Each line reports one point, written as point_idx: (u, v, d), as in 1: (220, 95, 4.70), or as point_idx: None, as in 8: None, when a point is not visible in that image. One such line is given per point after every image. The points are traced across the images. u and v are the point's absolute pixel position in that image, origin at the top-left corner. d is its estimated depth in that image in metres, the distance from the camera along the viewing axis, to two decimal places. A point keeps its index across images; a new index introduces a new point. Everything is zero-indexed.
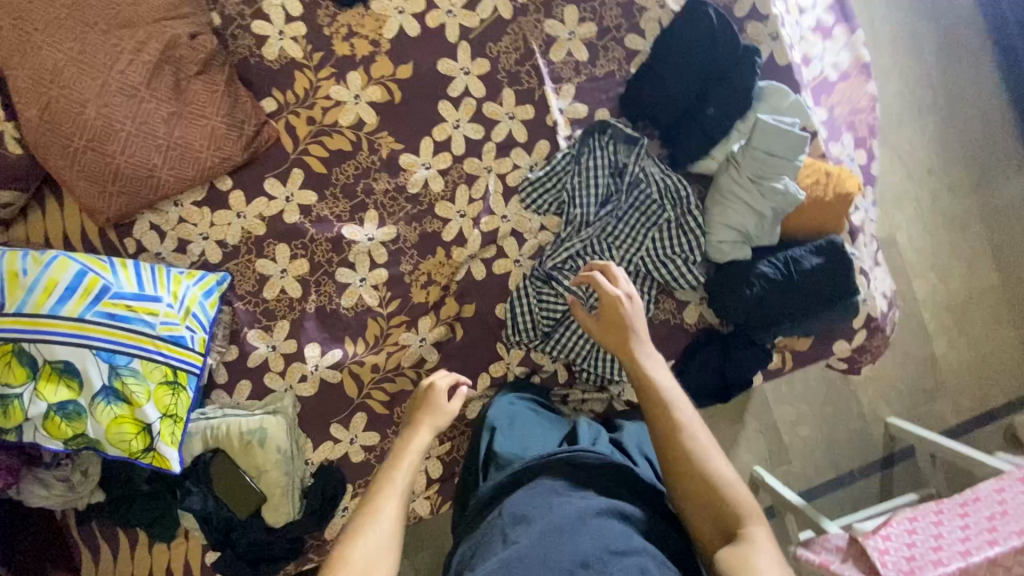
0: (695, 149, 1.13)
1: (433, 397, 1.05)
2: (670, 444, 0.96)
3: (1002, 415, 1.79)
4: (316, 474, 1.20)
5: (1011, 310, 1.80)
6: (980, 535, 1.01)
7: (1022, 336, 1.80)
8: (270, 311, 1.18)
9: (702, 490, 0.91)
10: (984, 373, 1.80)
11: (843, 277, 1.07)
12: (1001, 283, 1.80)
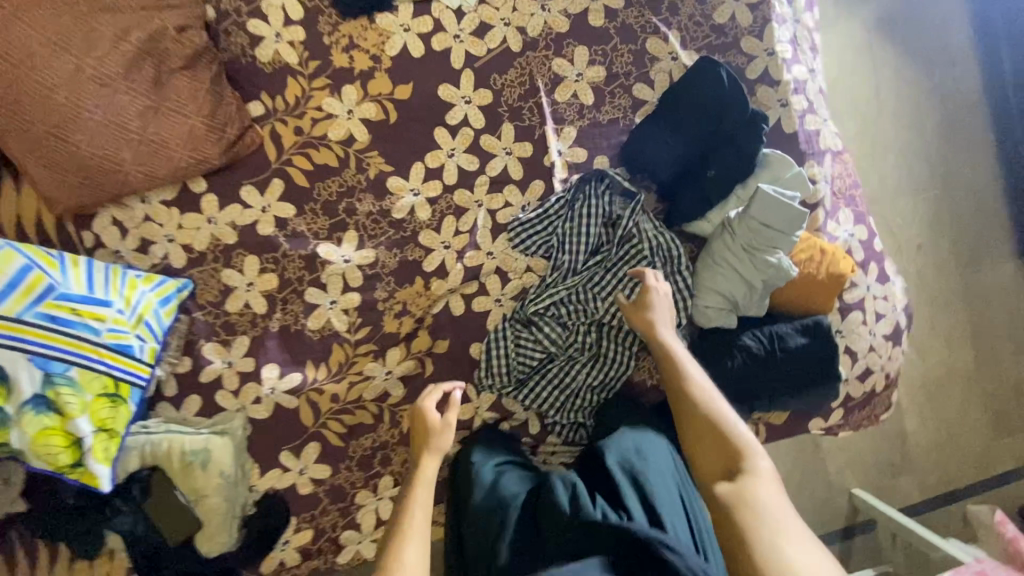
0: (692, 209, 1.10)
1: (432, 443, 1.03)
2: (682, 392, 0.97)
3: (964, 497, 1.79)
4: (260, 503, 1.12)
5: (981, 393, 1.82)
6: None
7: (989, 420, 1.82)
8: (231, 325, 1.12)
9: (711, 449, 0.92)
10: (950, 453, 1.80)
11: (825, 358, 1.04)
12: (974, 365, 1.81)
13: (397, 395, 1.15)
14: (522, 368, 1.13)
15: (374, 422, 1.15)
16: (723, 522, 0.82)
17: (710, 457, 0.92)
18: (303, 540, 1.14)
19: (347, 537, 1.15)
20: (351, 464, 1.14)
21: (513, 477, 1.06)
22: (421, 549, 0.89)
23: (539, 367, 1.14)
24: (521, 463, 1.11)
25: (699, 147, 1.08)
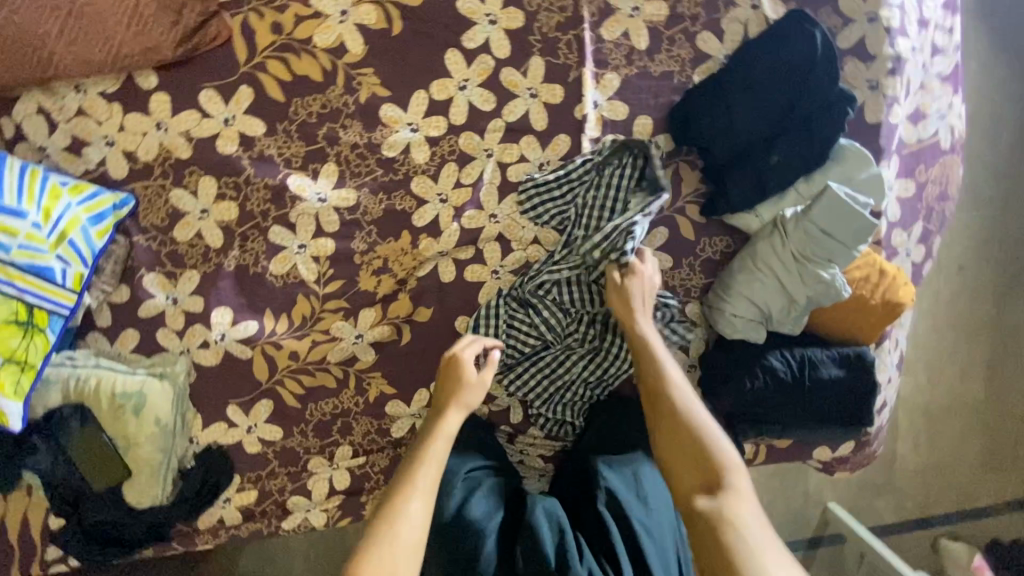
0: (741, 198, 0.91)
1: (460, 395, 0.88)
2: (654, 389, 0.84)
3: (938, 524, 1.76)
4: (199, 456, 1.01)
5: (984, 426, 1.73)
6: None
7: (983, 454, 1.75)
8: (179, 257, 0.95)
9: (682, 454, 0.79)
10: (935, 481, 1.75)
11: (859, 397, 0.90)
12: (984, 398, 1.71)
13: (366, 361, 1.01)
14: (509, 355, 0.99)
15: (336, 386, 1.01)
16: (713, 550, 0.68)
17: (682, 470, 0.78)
18: (245, 500, 1.03)
19: (295, 503, 1.05)
20: (306, 429, 1.02)
21: (489, 501, 0.89)
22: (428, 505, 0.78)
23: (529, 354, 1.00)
24: (500, 483, 0.93)
25: (767, 123, 0.87)
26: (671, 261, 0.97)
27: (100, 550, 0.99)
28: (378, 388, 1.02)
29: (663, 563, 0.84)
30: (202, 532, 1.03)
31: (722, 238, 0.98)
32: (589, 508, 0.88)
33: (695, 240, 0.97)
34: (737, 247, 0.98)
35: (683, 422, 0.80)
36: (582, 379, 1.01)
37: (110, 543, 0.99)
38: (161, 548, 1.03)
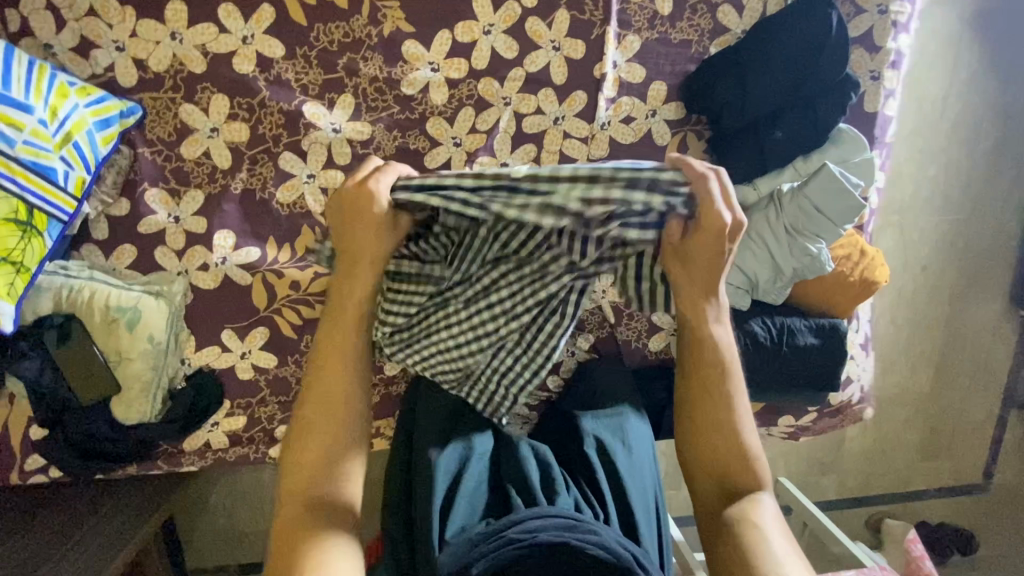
0: (742, 173, 0.97)
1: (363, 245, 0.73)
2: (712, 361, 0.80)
3: (872, 503, 1.91)
4: (190, 378, 1.01)
5: (926, 418, 1.87)
6: None
7: (922, 442, 1.89)
8: (185, 175, 0.94)
9: (718, 455, 0.77)
10: (877, 464, 1.89)
11: (830, 364, 0.97)
12: (929, 392, 1.85)
13: None
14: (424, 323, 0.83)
15: None
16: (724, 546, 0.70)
17: (716, 473, 0.77)
18: (233, 426, 1.05)
19: (283, 432, 1.07)
20: (300, 360, 1.03)
21: (476, 432, 0.87)
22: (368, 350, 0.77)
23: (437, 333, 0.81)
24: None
25: (779, 98, 0.91)
26: None
27: (82, 462, 0.99)
28: None
29: (645, 513, 0.82)
30: (188, 454, 1.05)
31: None
32: (575, 451, 0.88)
33: None
34: None
35: (728, 417, 0.78)
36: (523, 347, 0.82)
37: (93, 457, 0.99)
38: (146, 466, 1.04)
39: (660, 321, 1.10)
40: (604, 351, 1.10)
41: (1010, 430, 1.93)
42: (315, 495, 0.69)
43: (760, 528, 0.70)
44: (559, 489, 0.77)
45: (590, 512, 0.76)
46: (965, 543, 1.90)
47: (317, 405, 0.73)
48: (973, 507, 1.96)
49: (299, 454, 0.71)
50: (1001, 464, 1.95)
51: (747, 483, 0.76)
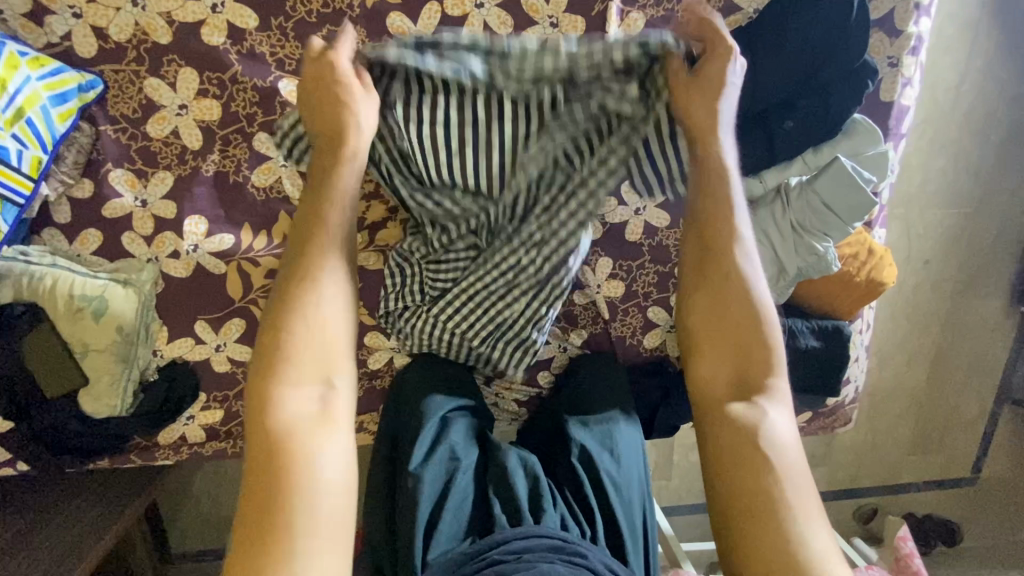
0: (749, 164, 0.90)
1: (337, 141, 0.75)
2: (719, 245, 0.77)
3: (861, 495, 1.91)
4: (163, 370, 0.97)
5: (918, 412, 1.86)
6: None
7: (914, 437, 1.89)
8: (153, 155, 0.87)
9: (723, 344, 0.75)
10: (867, 457, 1.88)
11: (830, 368, 0.93)
12: (924, 386, 1.83)
13: None
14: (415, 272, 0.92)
15: None
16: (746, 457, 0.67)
17: (721, 364, 0.75)
18: (210, 419, 1.00)
19: None
20: None
21: (461, 442, 0.83)
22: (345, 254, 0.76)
23: (433, 306, 0.92)
24: (474, 424, 0.89)
25: (790, 86, 0.85)
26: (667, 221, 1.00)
27: (51, 456, 0.95)
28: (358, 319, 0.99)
29: (631, 525, 0.81)
30: (162, 448, 1.00)
31: None
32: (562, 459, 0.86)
33: None
34: None
35: (742, 302, 0.75)
36: (531, 297, 0.89)
37: (62, 451, 0.95)
38: (119, 460, 0.99)
39: (656, 316, 1.04)
40: (595, 346, 1.06)
41: (1001, 425, 1.92)
42: (293, 397, 0.67)
43: (768, 435, 0.68)
44: (545, 506, 0.76)
45: (576, 530, 0.76)
46: (949, 535, 1.91)
47: (296, 305, 0.70)
48: (960, 501, 1.96)
49: (278, 358, 0.68)
50: (989, 459, 1.95)
51: (757, 375, 0.72)
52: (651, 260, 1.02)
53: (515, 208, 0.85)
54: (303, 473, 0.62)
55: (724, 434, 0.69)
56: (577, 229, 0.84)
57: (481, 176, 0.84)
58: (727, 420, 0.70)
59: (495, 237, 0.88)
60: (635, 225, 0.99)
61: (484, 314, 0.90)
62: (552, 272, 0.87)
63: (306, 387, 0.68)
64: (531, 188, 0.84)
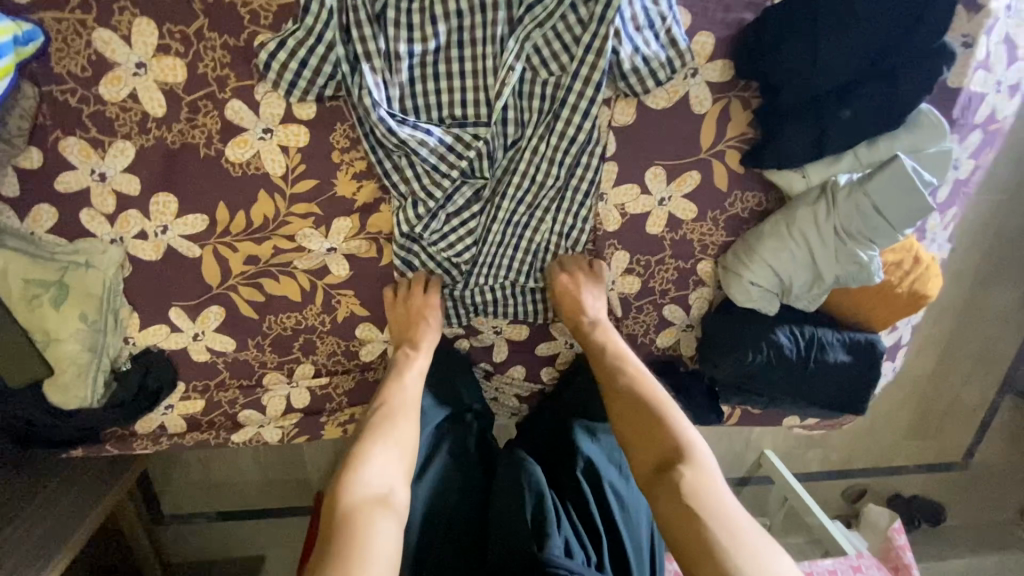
0: (795, 156, 0.79)
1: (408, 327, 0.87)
2: (605, 371, 0.84)
3: (853, 476, 1.92)
4: (136, 359, 0.89)
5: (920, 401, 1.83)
6: None
7: (913, 424, 1.86)
8: (109, 122, 0.76)
9: (642, 421, 0.78)
10: (863, 441, 1.87)
11: (861, 384, 0.86)
12: (930, 375, 1.79)
13: (338, 275, 0.88)
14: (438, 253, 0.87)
15: (301, 301, 0.88)
16: (680, 518, 0.66)
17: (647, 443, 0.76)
18: (190, 409, 0.94)
19: (247, 418, 0.96)
20: (262, 343, 0.91)
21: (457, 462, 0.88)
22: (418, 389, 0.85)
23: (462, 269, 0.89)
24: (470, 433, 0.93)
25: (853, 69, 0.73)
26: (695, 211, 0.88)
27: (18, 447, 0.89)
28: (349, 309, 0.90)
29: (633, 541, 0.80)
30: (140, 437, 0.95)
31: (755, 194, 0.88)
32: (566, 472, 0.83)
33: (726, 192, 0.87)
34: (771, 207, 0.89)
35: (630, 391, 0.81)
36: (555, 218, 0.86)
37: (32, 441, 0.89)
38: (96, 450, 0.94)
39: (672, 315, 0.95)
40: None
41: (1000, 414, 1.91)
42: (365, 480, 0.71)
43: (693, 486, 0.69)
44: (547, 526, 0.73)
45: (581, 555, 0.73)
46: (934, 516, 1.94)
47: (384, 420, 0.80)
48: (949, 485, 1.97)
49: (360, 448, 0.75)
50: (985, 446, 1.94)
51: (667, 445, 0.75)
52: (673, 256, 0.91)
53: (509, 129, 0.80)
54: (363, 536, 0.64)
55: (674, 506, 0.68)
56: (584, 146, 0.82)
57: (458, 111, 0.79)
58: (663, 487, 0.70)
59: (493, 170, 0.83)
60: (657, 217, 0.88)
61: (511, 245, 0.87)
62: (580, 182, 0.84)
63: (383, 477, 0.73)
64: (518, 108, 0.80)
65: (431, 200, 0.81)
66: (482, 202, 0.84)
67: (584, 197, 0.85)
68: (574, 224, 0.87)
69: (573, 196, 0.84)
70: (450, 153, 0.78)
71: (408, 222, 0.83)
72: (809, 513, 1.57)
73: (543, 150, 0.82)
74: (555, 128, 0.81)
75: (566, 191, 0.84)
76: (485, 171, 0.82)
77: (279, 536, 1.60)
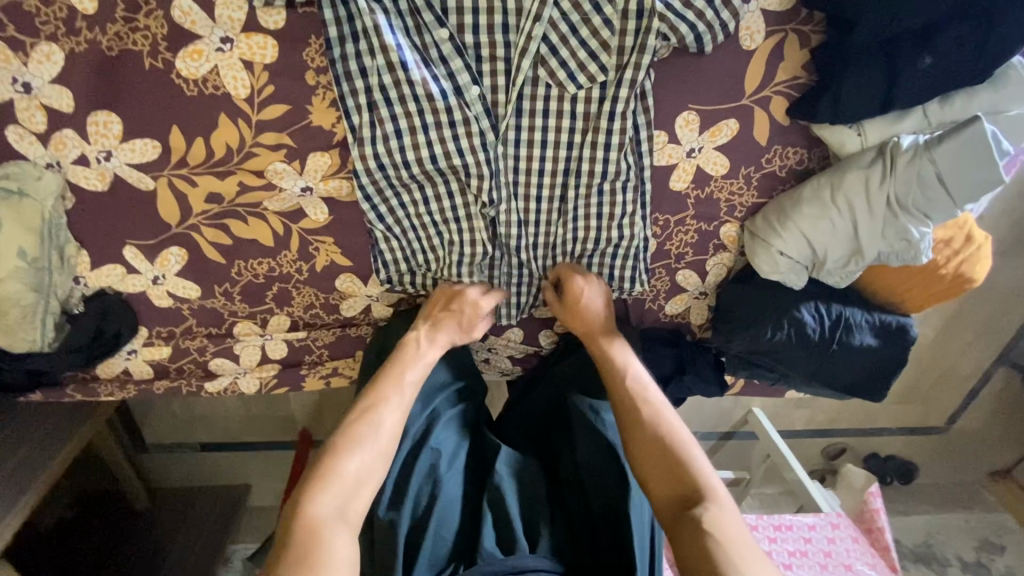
0: (853, 108, 0.68)
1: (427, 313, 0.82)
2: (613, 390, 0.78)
3: (833, 433, 1.71)
4: (91, 301, 0.80)
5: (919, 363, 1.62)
6: (796, 540, 1.20)
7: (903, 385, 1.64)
8: (29, 19, 0.62)
9: (654, 447, 0.70)
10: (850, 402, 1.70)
11: (884, 369, 0.80)
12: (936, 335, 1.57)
13: (316, 220, 0.77)
14: (429, 210, 0.77)
15: (274, 246, 0.78)
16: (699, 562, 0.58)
17: (662, 472, 0.68)
18: (155, 355, 0.86)
19: (219, 366, 0.88)
20: (230, 291, 0.81)
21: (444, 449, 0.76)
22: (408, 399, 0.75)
23: (460, 226, 0.79)
24: (461, 414, 0.82)
25: (943, 5, 0.60)
26: (727, 167, 0.77)
27: None
28: (329, 257, 0.80)
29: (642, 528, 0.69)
30: (104, 382, 0.87)
31: (797, 150, 0.76)
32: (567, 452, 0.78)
33: (765, 147, 0.76)
34: (812, 166, 0.78)
35: (646, 417, 0.73)
36: (572, 174, 0.75)
37: None
38: (55, 394, 0.87)
39: (685, 281, 0.86)
40: (609, 306, 0.90)
41: (989, 384, 1.62)
42: (336, 489, 0.63)
43: (716, 523, 0.61)
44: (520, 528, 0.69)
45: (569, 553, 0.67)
46: (902, 471, 1.77)
47: (365, 419, 0.71)
48: (933, 450, 1.78)
49: (335, 451, 0.67)
50: (969, 411, 1.69)
51: (683, 476, 0.67)
52: (697, 217, 0.81)
53: (512, 63, 0.69)
54: (319, 547, 0.57)
55: (691, 547, 0.60)
56: (607, 94, 0.70)
57: (468, 38, 0.67)
58: (686, 521, 0.62)
59: (503, 113, 0.71)
60: (684, 170, 0.77)
61: (502, 203, 0.77)
62: (587, 135, 0.73)
63: (352, 487, 0.65)
64: (538, 39, 0.67)
65: (413, 142, 0.71)
66: (473, 153, 0.72)
67: (591, 152, 0.73)
68: (584, 185, 0.76)
69: (576, 151, 0.74)
70: (440, 95, 0.68)
71: (385, 167, 0.72)
72: (788, 469, 1.33)
73: (548, 92, 0.70)
74: (559, 70, 0.69)
75: (569, 145, 0.73)
76: (481, 113, 0.70)
77: (268, 467, 1.40)
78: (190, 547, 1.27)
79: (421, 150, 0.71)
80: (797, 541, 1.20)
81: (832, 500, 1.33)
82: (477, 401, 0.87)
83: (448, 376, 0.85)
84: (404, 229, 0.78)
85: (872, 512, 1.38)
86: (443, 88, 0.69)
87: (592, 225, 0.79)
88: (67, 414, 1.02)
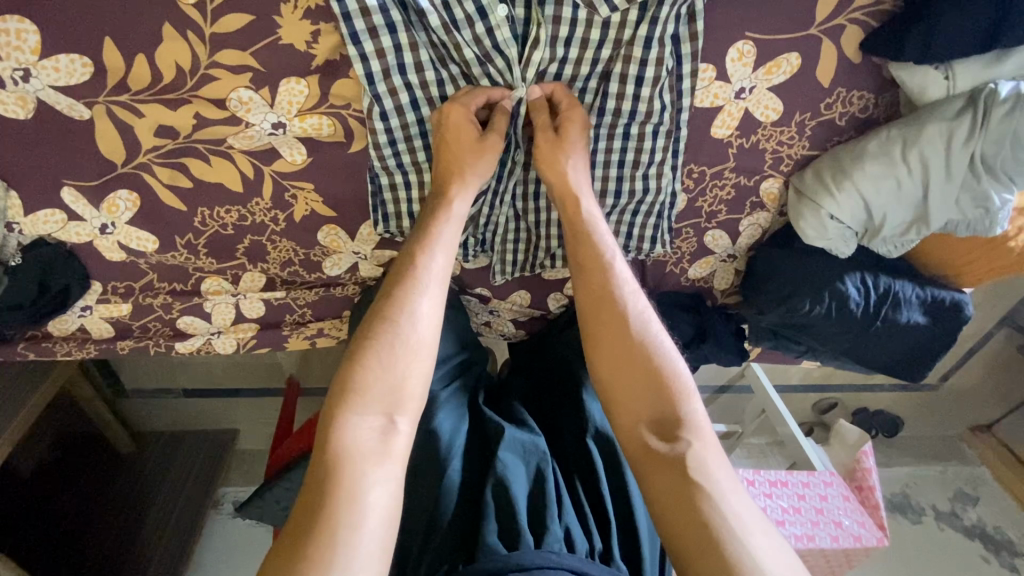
0: (946, 45, 0.55)
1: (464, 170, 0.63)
2: (591, 290, 0.64)
3: (832, 391, 1.43)
4: (27, 251, 0.68)
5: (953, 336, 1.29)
6: (790, 497, 1.02)
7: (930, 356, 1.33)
8: None
9: (631, 366, 0.60)
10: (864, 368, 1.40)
11: (925, 351, 0.74)
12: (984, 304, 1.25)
13: (291, 162, 0.65)
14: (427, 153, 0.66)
15: (243, 192, 0.66)
16: (679, 503, 0.51)
17: (633, 398, 0.59)
18: (114, 313, 0.76)
19: (189, 325, 0.78)
20: (194, 243, 0.70)
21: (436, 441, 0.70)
22: (440, 307, 0.62)
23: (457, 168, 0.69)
24: (457, 396, 0.75)
25: None
26: (779, 112, 0.65)
27: None
28: (309, 207, 0.69)
29: (648, 524, 0.66)
30: (60, 341, 0.77)
31: (864, 94, 0.64)
32: (573, 438, 0.72)
33: (827, 89, 0.64)
34: (877, 114, 0.66)
35: (622, 325, 0.61)
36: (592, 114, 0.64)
37: None
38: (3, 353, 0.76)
39: (713, 242, 0.76)
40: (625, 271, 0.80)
41: (985, 348, 1.36)
42: (372, 406, 0.55)
43: (701, 465, 0.53)
44: (547, 520, 0.60)
45: (584, 545, 0.59)
46: (890, 427, 1.49)
47: (389, 316, 0.59)
48: (919, 405, 1.49)
49: (363, 359, 0.57)
50: (964, 370, 1.41)
51: (666, 407, 0.57)
52: (738, 170, 0.70)
53: None
54: (345, 495, 0.48)
55: (668, 487, 0.52)
56: (645, 16, 0.57)
57: None
58: (664, 462, 0.54)
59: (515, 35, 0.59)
60: (729, 115, 0.65)
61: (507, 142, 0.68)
62: (615, 65, 0.61)
63: (381, 402, 0.55)
64: None
65: (405, 80, 0.60)
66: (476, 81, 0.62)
67: (618, 88, 0.62)
68: (605, 124, 0.65)
69: (596, 84, 0.62)
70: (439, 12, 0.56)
71: (377, 106, 0.60)
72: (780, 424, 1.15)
73: (575, 14, 0.57)
74: None
75: (589, 76, 0.62)
76: (488, 36, 0.58)
77: (239, 420, 1.29)
78: (176, 499, 1.22)
79: (433, 90, 0.62)
80: (791, 497, 1.03)
81: (825, 461, 1.12)
82: (477, 379, 0.80)
83: (446, 353, 0.78)
84: (390, 172, 0.67)
85: (862, 470, 1.12)
86: (452, 18, 0.57)
87: (611, 173, 0.68)
88: (29, 367, 0.93)
